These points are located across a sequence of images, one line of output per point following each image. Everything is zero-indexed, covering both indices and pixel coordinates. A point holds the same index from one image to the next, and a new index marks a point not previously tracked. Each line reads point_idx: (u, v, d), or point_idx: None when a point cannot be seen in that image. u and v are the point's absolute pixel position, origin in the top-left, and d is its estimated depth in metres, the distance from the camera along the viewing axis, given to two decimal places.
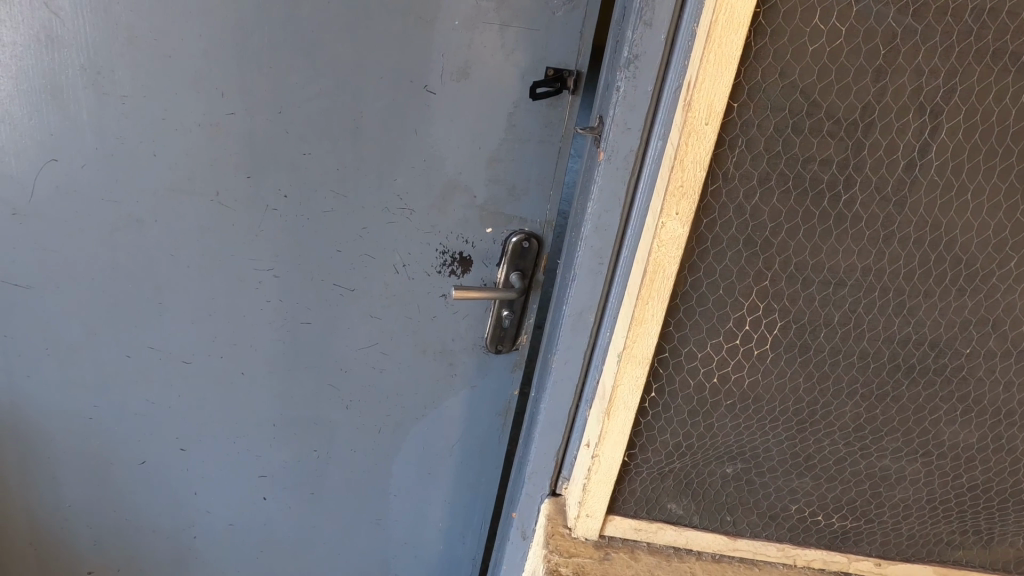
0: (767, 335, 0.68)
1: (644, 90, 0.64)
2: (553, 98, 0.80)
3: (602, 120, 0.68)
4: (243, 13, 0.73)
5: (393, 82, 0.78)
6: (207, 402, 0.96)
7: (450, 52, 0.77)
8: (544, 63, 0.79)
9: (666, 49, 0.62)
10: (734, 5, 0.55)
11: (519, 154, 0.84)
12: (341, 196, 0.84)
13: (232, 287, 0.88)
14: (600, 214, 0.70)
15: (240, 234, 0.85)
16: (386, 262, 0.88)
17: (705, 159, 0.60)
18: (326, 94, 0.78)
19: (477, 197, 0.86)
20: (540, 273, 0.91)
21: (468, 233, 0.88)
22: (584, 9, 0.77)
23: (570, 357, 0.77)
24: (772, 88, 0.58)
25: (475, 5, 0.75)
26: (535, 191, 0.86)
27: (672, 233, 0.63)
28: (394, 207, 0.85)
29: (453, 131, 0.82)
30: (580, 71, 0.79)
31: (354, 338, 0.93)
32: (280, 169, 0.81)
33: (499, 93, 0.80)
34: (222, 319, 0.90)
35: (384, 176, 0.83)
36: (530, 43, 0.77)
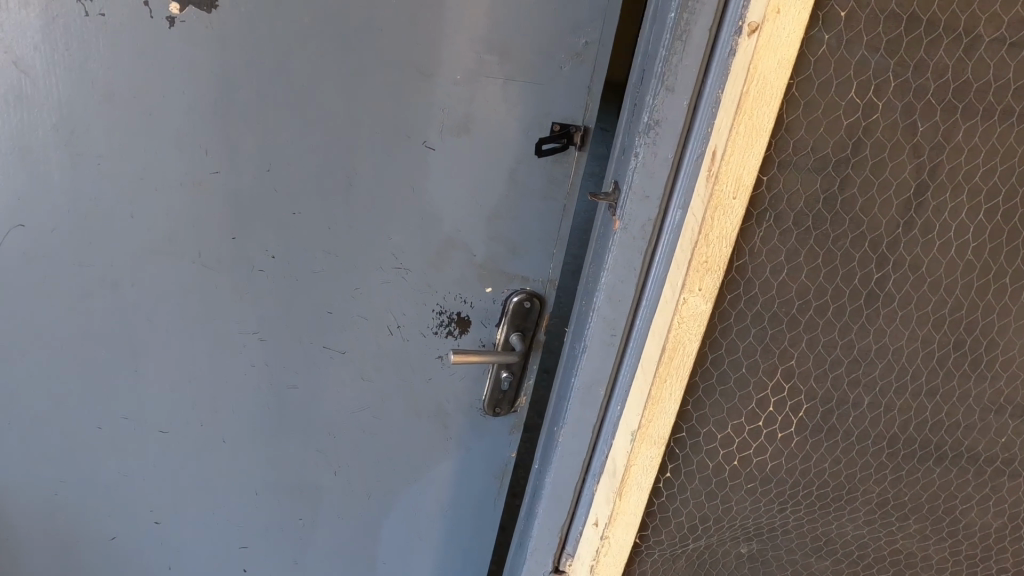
0: (791, 418, 0.64)
1: (663, 158, 0.59)
2: (558, 155, 0.76)
3: (617, 187, 0.63)
4: (231, 68, 0.68)
5: (392, 138, 0.74)
6: (185, 471, 0.89)
7: (450, 107, 0.73)
8: (550, 119, 0.75)
9: (688, 114, 0.58)
10: (767, 76, 0.52)
11: (521, 212, 0.80)
12: (333, 254, 0.79)
13: (214, 349, 0.82)
14: (614, 285, 0.65)
15: (226, 295, 0.79)
16: (380, 323, 0.83)
17: (731, 233, 0.57)
18: (319, 150, 0.73)
19: (476, 255, 0.81)
20: (541, 333, 0.87)
21: (467, 293, 0.83)
22: (591, 65, 0.73)
23: (577, 431, 0.72)
24: (803, 160, 0.55)
25: (478, 59, 0.71)
26: (537, 249, 0.82)
27: (693, 310, 0.60)
28: (389, 266, 0.80)
29: (453, 188, 0.77)
30: (588, 126, 0.75)
31: (343, 400, 0.88)
32: (268, 228, 0.76)
33: (503, 150, 0.76)
34: (204, 383, 0.84)
35: (379, 233, 0.78)
36: (535, 99, 0.74)
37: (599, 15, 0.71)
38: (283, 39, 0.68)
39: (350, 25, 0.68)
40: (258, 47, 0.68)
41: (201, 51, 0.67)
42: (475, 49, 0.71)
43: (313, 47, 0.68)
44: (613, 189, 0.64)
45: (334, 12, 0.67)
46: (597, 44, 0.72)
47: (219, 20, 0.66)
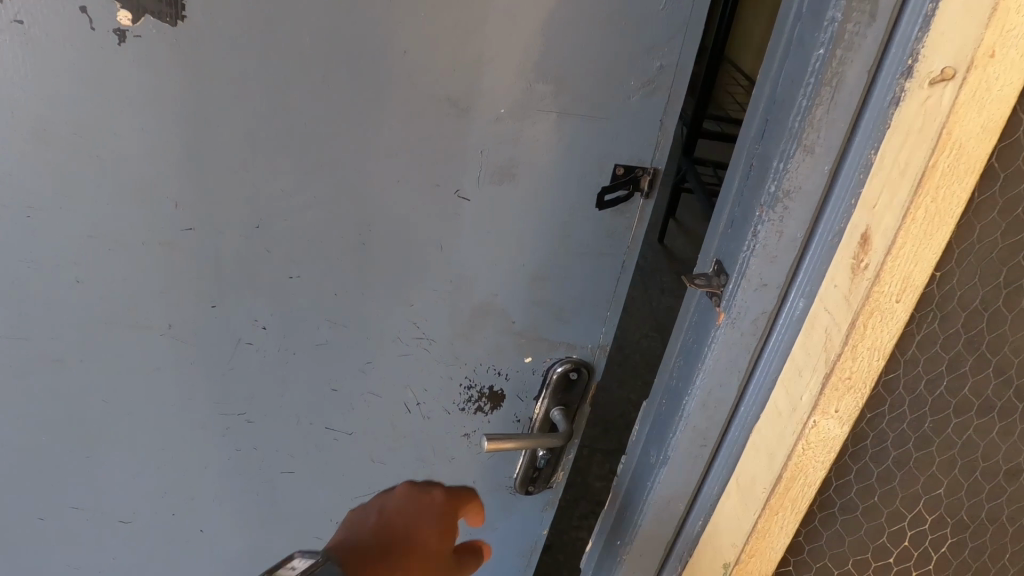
0: (929, 554, 0.53)
1: (790, 239, 0.45)
2: (621, 206, 0.61)
3: (722, 270, 0.48)
4: (205, 99, 0.51)
5: (416, 188, 0.58)
6: (156, 556, 0.77)
7: (491, 147, 0.57)
8: (612, 160, 0.59)
9: (827, 183, 0.43)
10: (965, 144, 0.38)
11: (570, 270, 0.64)
12: (340, 325, 0.63)
13: (190, 433, 0.68)
14: (710, 390, 0.51)
15: (203, 373, 0.64)
16: (395, 400, 0.69)
17: (887, 344, 0.43)
18: (321, 204, 0.57)
19: (514, 321, 0.66)
20: (587, 406, 0.72)
21: (501, 364, 0.69)
22: (670, 94, 0.56)
23: (647, 549, 0.59)
24: (990, 247, 0.42)
25: (527, 89, 0.54)
26: (588, 311, 0.67)
27: (825, 434, 0.46)
28: (409, 337, 0.65)
29: (488, 244, 0.62)
30: (658, 168, 0.60)
31: (349, 483, 0.74)
32: (256, 296, 0.61)
33: (554, 200, 0.60)
34: (177, 468, 0.70)
35: (396, 299, 0.63)
36: (597, 138, 0.57)
37: (675, 31, 0.53)
38: (271, 65, 0.51)
39: (359, 46, 0.51)
40: (239, 75, 0.51)
41: (161, 75, 0.50)
42: (525, 77, 0.54)
43: (311, 76, 0.52)
44: (716, 272, 0.49)
45: (337, 32, 0.50)
46: (679, 69, 0.55)
47: (186, 38, 0.49)
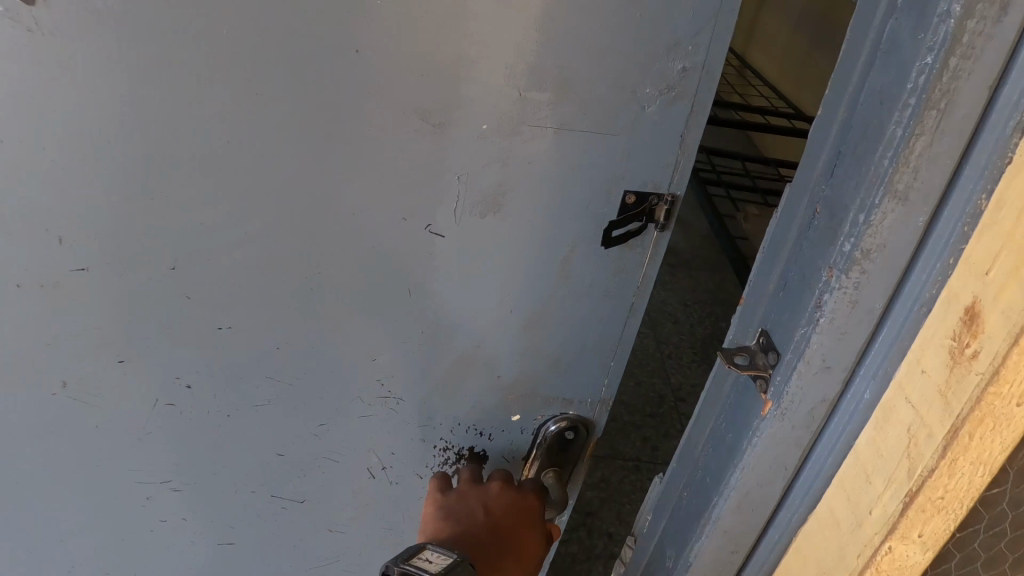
0: None
1: (864, 311, 0.35)
2: (631, 240, 0.50)
3: (769, 347, 0.39)
4: (88, 108, 0.40)
5: (374, 221, 0.46)
6: None
7: (471, 171, 0.45)
8: (622, 186, 0.47)
9: (919, 241, 0.33)
10: None
11: (568, 317, 0.53)
12: (284, 384, 0.52)
13: (108, 504, 0.56)
14: (750, 488, 0.42)
15: (117, 438, 0.53)
16: (357, 464, 0.58)
17: (1001, 457, 0.32)
18: (256, 238, 0.45)
19: (501, 375, 0.55)
20: (585, 464, 0.62)
21: (485, 423, 0.58)
22: (699, 103, 0.44)
23: None
24: None
25: (517, 98, 0.42)
26: (588, 365, 0.56)
27: (901, 561, 0.36)
28: (372, 396, 0.54)
29: (467, 288, 0.50)
30: (678, 194, 0.48)
31: (306, 553, 0.63)
32: (177, 348, 0.49)
33: (551, 233, 0.49)
34: (95, 540, 0.59)
35: (354, 353, 0.52)
36: (605, 159, 0.46)
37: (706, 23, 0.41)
38: (177, 63, 0.39)
39: (293, 40, 0.39)
40: (136, 76, 0.39)
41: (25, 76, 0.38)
42: (513, 82, 0.42)
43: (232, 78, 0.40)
44: (761, 348, 0.39)
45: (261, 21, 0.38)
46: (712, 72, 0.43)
47: (52, 29, 0.37)
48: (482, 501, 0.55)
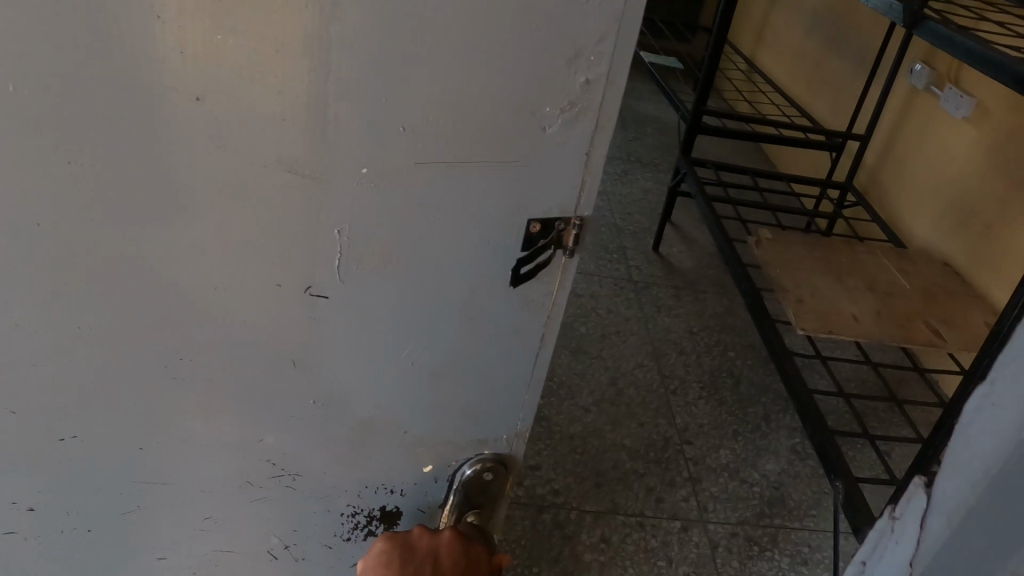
0: None
1: None
2: (543, 262, 0.69)
3: None
4: (135, 153, 0.58)
5: (349, 174, 0.60)
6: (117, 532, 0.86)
7: (409, 193, 0.62)
8: (528, 216, 0.65)
9: None
10: None
11: (489, 321, 0.72)
12: (272, 365, 0.73)
13: (148, 440, 0.77)
14: None
15: (157, 393, 0.73)
16: (333, 419, 0.78)
17: None
18: (262, 180, 0.60)
19: (436, 373, 0.75)
20: (506, 474, 0.86)
21: (418, 410, 0.78)
22: (589, 124, 0.60)
23: None
24: None
25: (438, 135, 0.59)
26: (514, 352, 0.76)
27: None
28: (336, 378, 0.74)
29: (408, 292, 0.69)
30: (581, 215, 0.66)
31: (295, 487, 0.84)
32: (197, 332, 0.69)
33: (474, 243, 0.66)
34: (138, 465, 0.80)
35: (325, 340, 0.71)
36: (518, 178, 0.62)
37: (607, 27, 0.55)
38: (193, 116, 0.57)
39: (286, 81, 0.55)
40: (187, 90, 0.55)
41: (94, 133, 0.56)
42: (433, 120, 0.58)
43: (257, 79, 0.55)
44: None
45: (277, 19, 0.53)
46: (593, 96, 0.59)
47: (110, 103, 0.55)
48: (433, 554, 0.74)
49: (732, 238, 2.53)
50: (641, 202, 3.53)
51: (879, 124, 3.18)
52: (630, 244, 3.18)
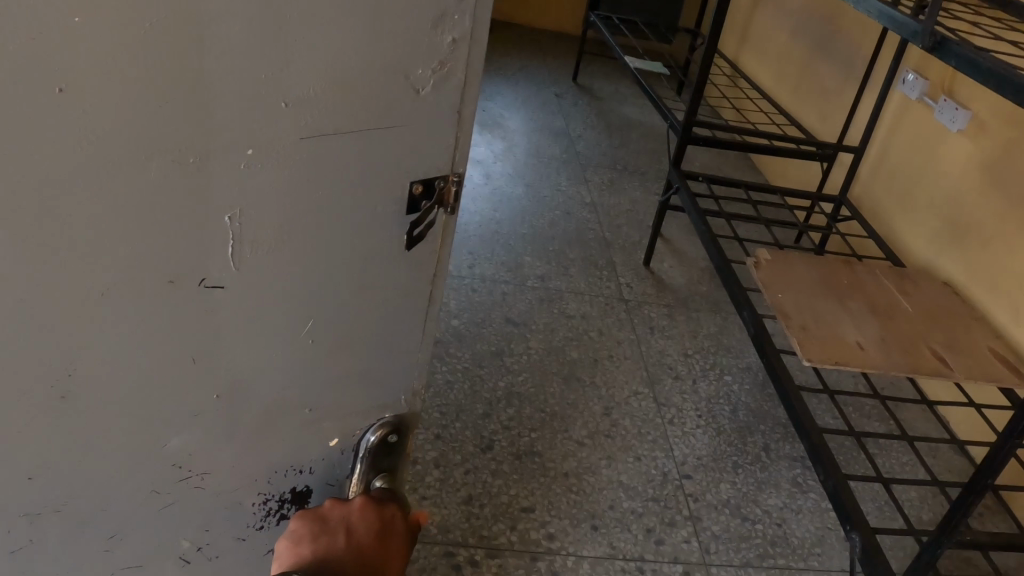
0: None
1: None
2: (428, 215, 0.79)
3: None
4: (38, 125, 0.56)
5: (236, 148, 0.65)
6: (46, 535, 0.83)
7: (305, 147, 0.68)
8: (414, 179, 0.76)
9: None
10: None
11: (378, 265, 0.80)
12: (192, 334, 0.75)
13: (68, 437, 0.75)
14: None
15: (69, 384, 0.71)
16: (245, 377, 0.82)
17: None
18: (151, 165, 0.62)
19: (336, 316, 0.82)
20: (402, 433, 0.97)
21: (319, 352, 0.84)
22: (450, 79, 0.71)
23: None
24: None
25: (328, 93, 0.65)
26: (401, 296, 0.85)
27: None
28: (249, 338, 0.78)
29: (305, 242, 0.74)
30: (455, 169, 0.78)
31: (211, 455, 0.86)
32: (120, 315, 0.69)
33: (363, 190, 0.73)
34: (59, 466, 0.77)
35: (233, 301, 0.75)
36: (398, 133, 0.71)
37: None
38: (108, 92, 0.57)
39: (203, 54, 0.59)
40: (106, 65, 0.56)
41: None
42: (324, 78, 0.64)
43: (173, 52, 0.57)
44: None
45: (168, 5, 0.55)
46: (457, 55, 0.69)
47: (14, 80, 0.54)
48: (339, 529, 0.87)
49: (731, 261, 2.47)
50: (630, 213, 3.48)
51: (874, 132, 3.15)
52: (620, 258, 3.13)
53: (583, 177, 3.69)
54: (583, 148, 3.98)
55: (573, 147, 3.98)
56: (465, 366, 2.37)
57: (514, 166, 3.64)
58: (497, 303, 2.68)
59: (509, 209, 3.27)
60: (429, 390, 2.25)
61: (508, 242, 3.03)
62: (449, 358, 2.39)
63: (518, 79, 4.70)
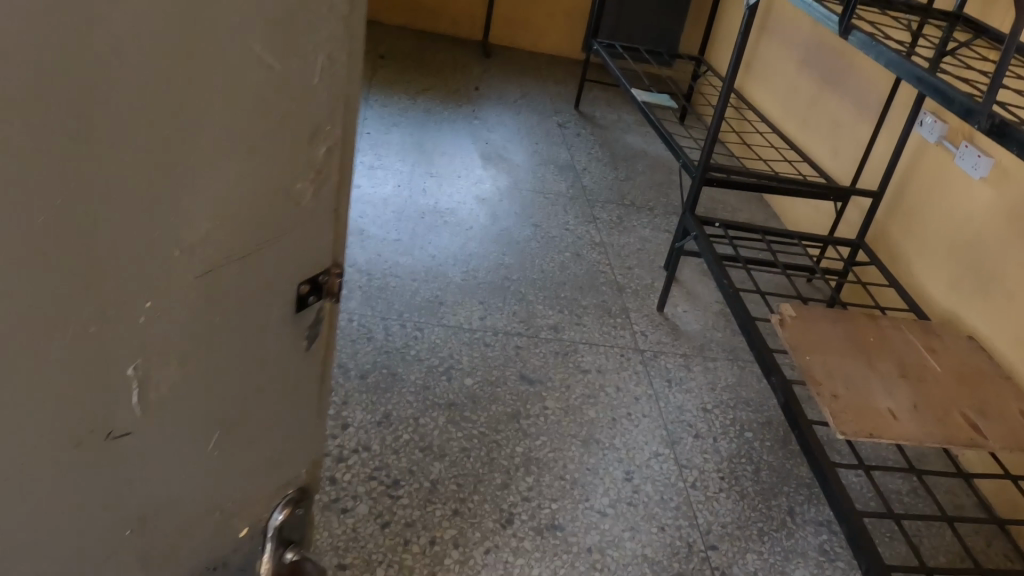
0: None
1: None
2: (311, 307, 0.75)
3: None
4: None
5: (135, 302, 0.56)
6: None
7: (203, 283, 0.61)
8: (301, 279, 0.71)
9: None
10: None
11: (276, 380, 0.75)
12: (98, 513, 0.63)
13: None
14: None
15: None
16: (156, 540, 0.71)
17: None
18: (39, 343, 0.52)
19: (241, 442, 0.75)
20: (301, 496, 0.87)
21: (230, 485, 0.76)
22: (326, 186, 0.68)
23: None
24: None
25: (216, 222, 0.59)
26: (295, 404, 0.80)
27: None
28: (158, 495, 0.68)
29: (206, 382, 0.67)
30: (335, 262, 0.75)
31: None
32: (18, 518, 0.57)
33: (254, 313, 0.68)
34: None
35: (137, 466, 0.65)
36: (283, 246, 0.67)
37: (335, 99, 0.64)
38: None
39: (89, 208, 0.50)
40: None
41: None
42: (214, 208, 0.59)
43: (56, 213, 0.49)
44: None
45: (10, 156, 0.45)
46: (330, 165, 0.68)
47: None
48: None
49: (754, 318, 2.42)
50: (640, 252, 3.40)
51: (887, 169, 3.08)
52: (634, 304, 3.06)
53: (591, 215, 3.61)
54: (588, 182, 3.91)
55: (578, 182, 3.90)
56: (480, 431, 2.29)
57: (520, 204, 3.56)
58: (512, 358, 2.61)
59: (518, 253, 3.18)
60: (445, 459, 2.15)
61: (519, 290, 2.96)
62: (464, 423, 2.30)
63: (519, 108, 4.61)
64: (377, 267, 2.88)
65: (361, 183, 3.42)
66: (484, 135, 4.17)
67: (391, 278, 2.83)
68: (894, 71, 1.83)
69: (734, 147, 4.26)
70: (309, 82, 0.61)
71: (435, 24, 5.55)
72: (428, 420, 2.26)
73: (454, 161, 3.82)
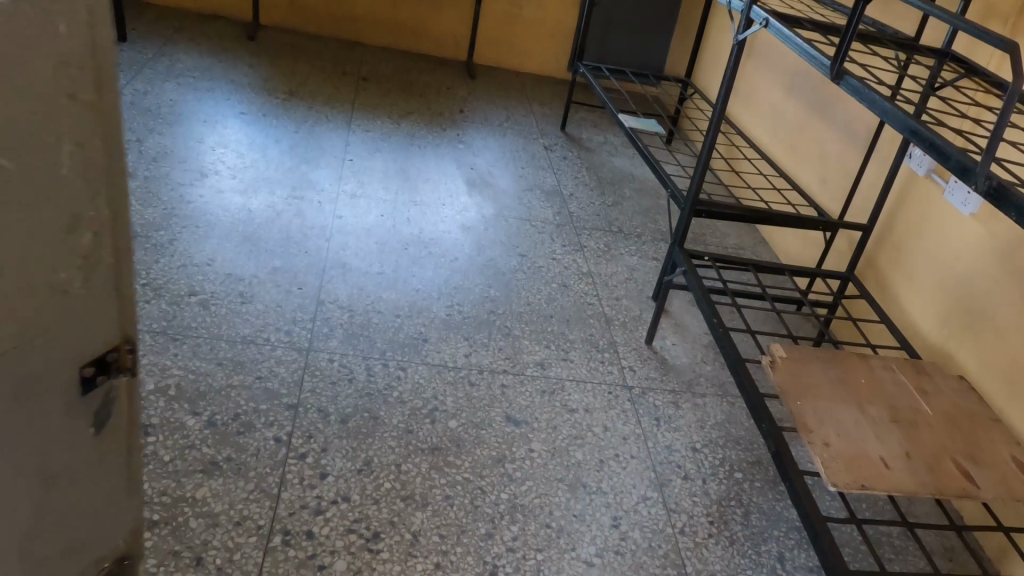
0: None
1: None
2: (98, 387, 0.83)
3: None
4: None
5: None
6: None
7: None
8: (85, 364, 0.80)
9: None
10: None
11: (70, 459, 0.83)
12: None
13: None
14: None
15: None
16: None
17: None
18: None
19: (41, 523, 0.82)
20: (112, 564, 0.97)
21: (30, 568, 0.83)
22: (89, 278, 0.76)
23: None
24: None
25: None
26: (99, 480, 0.89)
27: None
28: None
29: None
30: (125, 341, 0.85)
31: None
32: None
33: (38, 395, 0.75)
34: None
35: None
36: (57, 333, 0.75)
37: (87, 194, 0.72)
38: None
39: None
40: None
41: None
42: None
43: None
44: None
45: None
46: (95, 255, 0.76)
47: None
48: None
49: (744, 361, 2.37)
50: (628, 282, 3.36)
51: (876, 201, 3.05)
52: (621, 337, 3.02)
53: (578, 244, 3.57)
54: (575, 209, 3.87)
55: (565, 208, 3.87)
56: (464, 477, 2.23)
57: (506, 233, 3.51)
58: (497, 398, 2.56)
59: (503, 285, 3.14)
60: (427, 509, 2.09)
61: (505, 325, 2.91)
62: (447, 469, 2.24)
63: (505, 131, 4.57)
64: (359, 303, 2.83)
65: (344, 213, 3.38)
66: (470, 160, 4.13)
67: (373, 315, 2.78)
68: (885, 122, 1.80)
69: (722, 172, 4.24)
70: (62, 182, 0.69)
71: (420, 43, 5.57)
72: (410, 466, 2.20)
73: (438, 188, 3.78)
